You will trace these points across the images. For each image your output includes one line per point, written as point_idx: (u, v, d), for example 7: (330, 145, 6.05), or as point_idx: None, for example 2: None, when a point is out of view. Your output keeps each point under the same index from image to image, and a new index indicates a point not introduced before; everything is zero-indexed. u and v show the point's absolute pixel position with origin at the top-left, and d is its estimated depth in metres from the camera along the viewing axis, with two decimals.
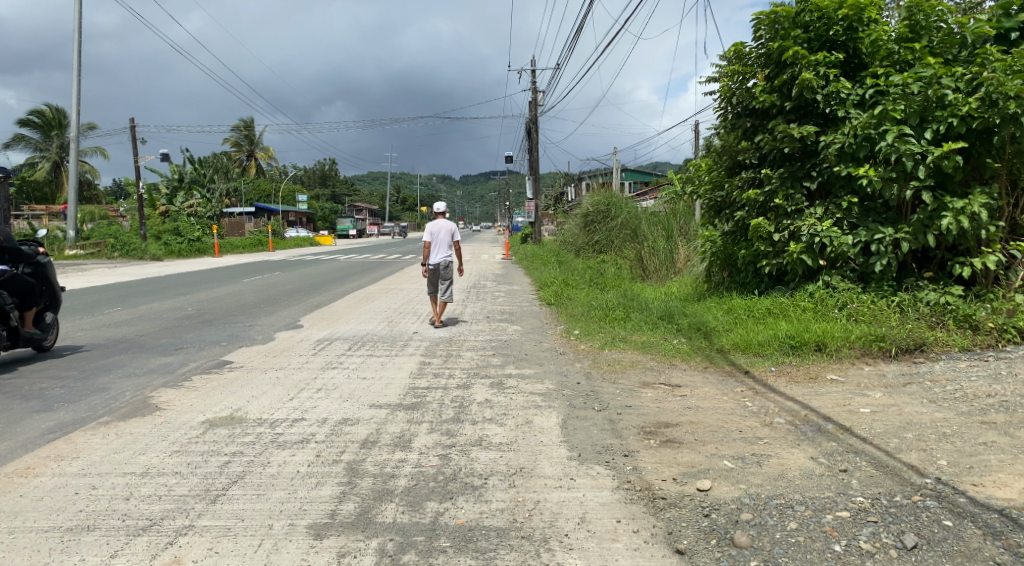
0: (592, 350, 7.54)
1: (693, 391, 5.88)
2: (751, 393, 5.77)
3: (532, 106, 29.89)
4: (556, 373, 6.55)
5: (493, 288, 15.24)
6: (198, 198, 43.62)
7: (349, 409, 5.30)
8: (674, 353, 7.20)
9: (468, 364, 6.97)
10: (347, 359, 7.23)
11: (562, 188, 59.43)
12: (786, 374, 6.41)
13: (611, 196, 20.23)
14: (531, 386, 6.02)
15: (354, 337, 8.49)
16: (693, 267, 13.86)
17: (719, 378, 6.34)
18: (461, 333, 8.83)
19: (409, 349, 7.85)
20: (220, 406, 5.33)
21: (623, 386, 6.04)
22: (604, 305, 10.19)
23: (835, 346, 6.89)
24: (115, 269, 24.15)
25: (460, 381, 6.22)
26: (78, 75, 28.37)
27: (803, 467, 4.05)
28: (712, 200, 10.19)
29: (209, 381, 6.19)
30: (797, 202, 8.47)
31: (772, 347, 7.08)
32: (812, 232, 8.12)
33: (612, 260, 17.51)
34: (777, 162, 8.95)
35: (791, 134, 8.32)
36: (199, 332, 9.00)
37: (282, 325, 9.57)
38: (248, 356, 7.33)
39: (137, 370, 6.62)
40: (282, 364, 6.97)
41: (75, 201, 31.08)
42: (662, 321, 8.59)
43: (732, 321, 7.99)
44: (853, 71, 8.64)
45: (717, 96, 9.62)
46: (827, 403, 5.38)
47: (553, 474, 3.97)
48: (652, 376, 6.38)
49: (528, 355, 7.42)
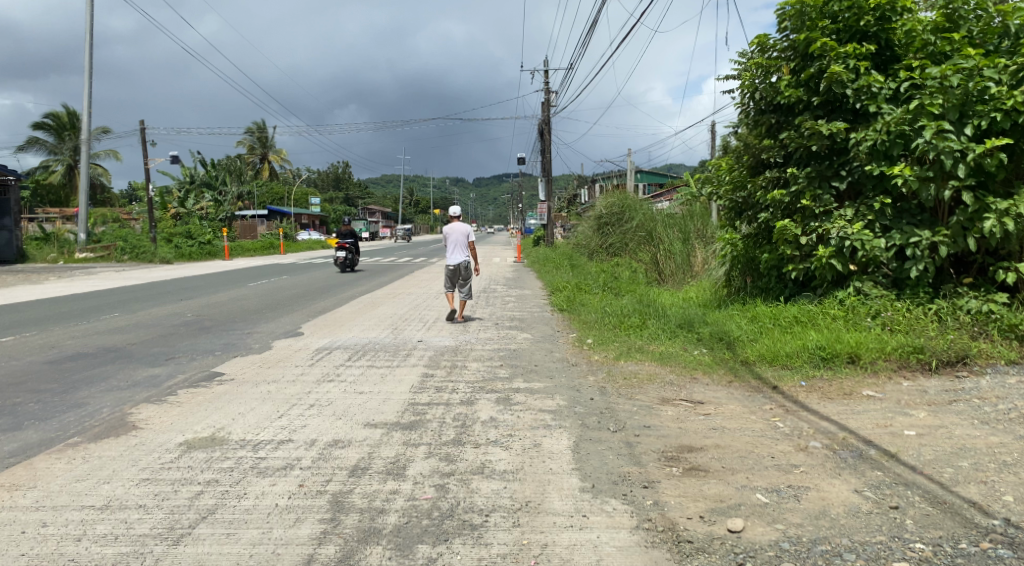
0: (606, 361, 7.07)
1: (717, 408, 5.40)
2: (782, 411, 5.28)
3: (545, 107, 29.50)
4: (568, 387, 6.09)
5: (503, 292, 14.80)
6: (210, 201, 43.58)
7: (341, 429, 4.86)
8: (694, 365, 6.73)
9: (473, 377, 6.51)
10: (345, 370, 6.81)
11: (575, 191, 58.91)
12: (818, 389, 5.91)
13: (626, 198, 19.81)
14: (541, 402, 5.57)
15: (355, 347, 8.06)
16: (711, 271, 13.37)
17: (744, 394, 5.85)
18: (468, 342, 8.40)
19: (412, 359, 7.41)
20: (202, 425, 4.93)
21: (641, 402, 5.57)
22: (618, 311, 9.69)
23: (869, 358, 6.39)
24: (124, 272, 24.06)
25: (465, 396, 5.77)
26: (89, 79, 28.27)
27: (849, 502, 3.54)
28: (732, 201, 9.70)
29: (195, 396, 5.79)
30: (826, 203, 7.93)
31: (801, 359, 6.58)
32: (842, 235, 7.61)
33: (627, 264, 17.02)
34: (803, 161, 8.43)
35: (820, 131, 7.81)
36: (195, 340, 8.62)
37: (281, 332, 9.16)
38: (241, 368, 6.92)
39: (121, 383, 6.24)
40: (276, 376, 6.56)
41: (86, 204, 31.03)
42: (681, 329, 8.10)
43: (757, 330, 7.49)
44: (884, 64, 8.12)
45: (739, 91, 9.12)
46: (866, 423, 4.87)
47: (563, 510, 3.52)
48: (671, 392, 5.89)
49: (539, 366, 6.96)
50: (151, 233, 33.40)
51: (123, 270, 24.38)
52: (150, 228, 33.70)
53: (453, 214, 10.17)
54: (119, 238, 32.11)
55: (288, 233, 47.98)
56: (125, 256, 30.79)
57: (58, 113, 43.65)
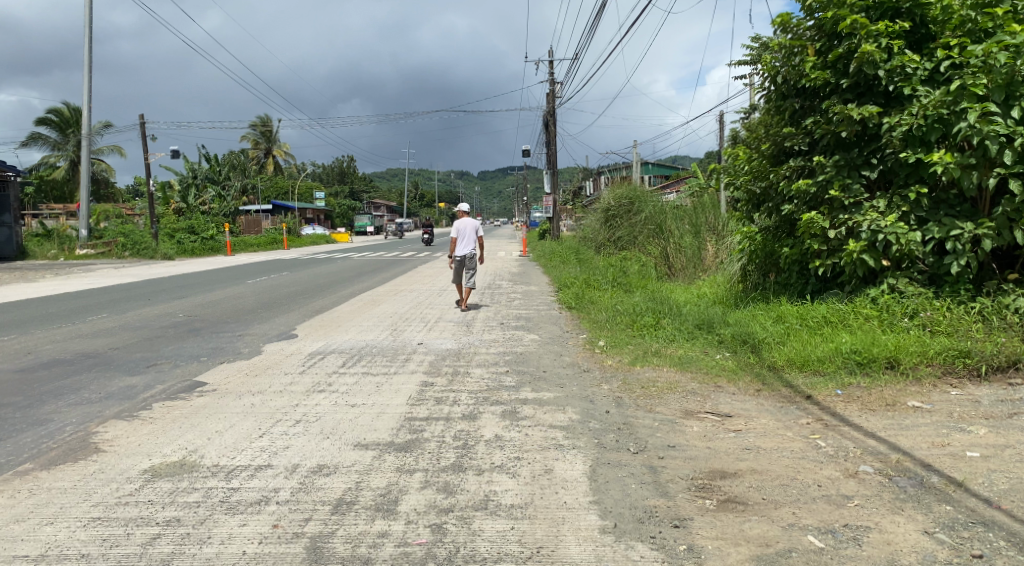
0: (621, 367, 6.51)
1: (748, 424, 4.85)
2: (821, 427, 4.72)
3: (550, 97, 28.90)
4: (580, 398, 5.54)
5: (508, 289, 14.24)
6: (212, 196, 43.11)
7: (327, 452, 4.32)
8: (716, 371, 6.17)
9: (476, 386, 5.96)
10: (338, 379, 6.26)
11: (581, 183, 58.30)
12: (858, 399, 5.34)
13: (634, 190, 19.21)
14: (552, 417, 5.02)
15: (350, 351, 7.51)
16: (726, 265, 12.76)
17: (776, 405, 5.29)
18: (471, 345, 7.84)
19: (411, 365, 6.86)
20: (172, 446, 4.40)
21: (662, 417, 5.02)
22: (630, 309, 9.12)
23: (910, 364, 5.82)
24: (123, 268, 23.58)
25: (468, 409, 5.23)
26: (89, 72, 27.75)
27: (920, 550, 3.02)
28: (751, 192, 9.09)
29: (170, 410, 5.26)
30: (856, 194, 7.31)
31: (835, 364, 6.00)
32: (874, 229, 7.00)
33: (636, 259, 16.42)
34: (830, 149, 7.79)
35: (850, 116, 7.19)
36: (181, 344, 8.08)
37: (273, 335, 8.62)
38: (225, 376, 6.39)
39: (91, 395, 5.70)
40: (262, 386, 6.02)
41: (86, 200, 30.53)
42: (700, 331, 7.52)
43: (784, 332, 6.90)
44: (919, 44, 7.49)
45: (759, 75, 8.48)
46: (920, 442, 4.31)
47: (582, 560, 3.01)
48: (695, 403, 5.34)
49: (548, 373, 6.40)
50: (152, 228, 32.90)
51: (122, 269, 23.76)
52: (151, 223, 33.19)
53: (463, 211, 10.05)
54: (119, 234, 31.58)
55: (291, 228, 47.46)
56: (126, 252, 30.27)
57: (59, 109, 43.19)
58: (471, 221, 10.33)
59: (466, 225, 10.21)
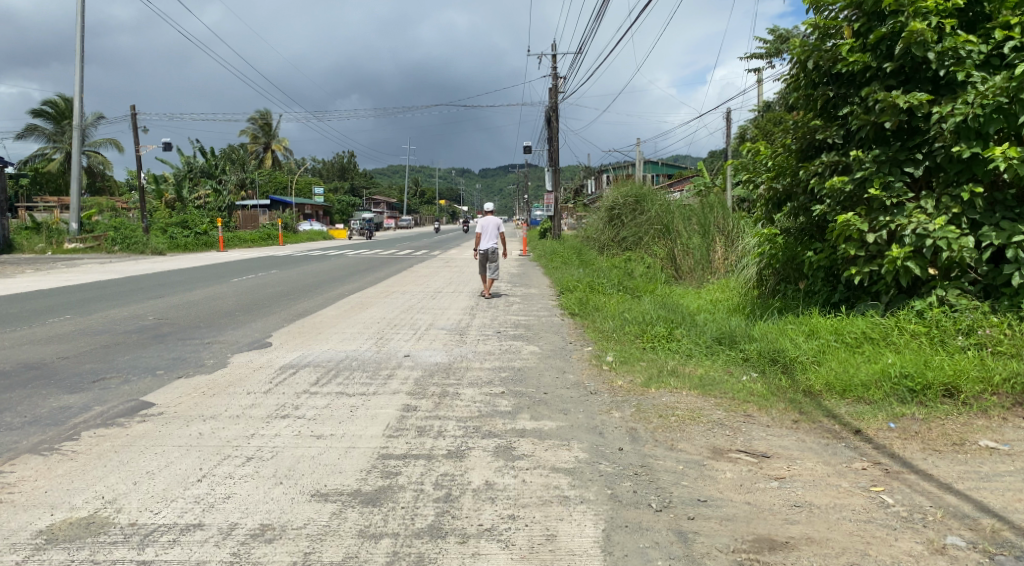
0: (634, 390, 5.65)
1: (791, 469, 4.02)
2: (881, 474, 3.88)
3: (552, 92, 28.08)
4: (588, 430, 4.70)
5: (507, 291, 13.36)
6: (207, 190, 42.24)
7: (276, 506, 3.52)
8: (744, 397, 5.33)
9: (466, 412, 5.14)
10: (307, 400, 5.42)
11: (582, 181, 57.58)
12: (918, 435, 4.49)
13: (640, 187, 18.41)
14: (555, 457, 4.18)
15: (326, 365, 6.67)
16: (740, 266, 11.89)
17: (821, 442, 4.45)
18: (464, 358, 7.01)
19: (394, 382, 6.02)
20: (85, 495, 3.60)
21: (687, 458, 4.20)
22: (640, 317, 8.27)
23: (972, 393, 4.98)
24: (108, 264, 22.71)
25: (454, 444, 4.40)
26: (81, 61, 26.83)
27: None
28: (774, 190, 8.23)
29: (102, 441, 4.44)
30: (899, 193, 6.45)
31: (882, 391, 5.16)
32: (920, 232, 6.16)
33: (641, 260, 15.59)
34: (867, 143, 6.93)
35: (895, 105, 6.31)
36: (140, 353, 7.24)
37: (245, 343, 7.78)
38: (178, 395, 5.56)
39: (14, 419, 4.87)
40: (217, 409, 5.18)
41: (76, 192, 29.68)
42: (721, 347, 6.69)
43: (818, 350, 6.06)
44: (971, 26, 6.61)
45: (787, 60, 7.60)
46: (1012, 501, 3.48)
47: None
48: (724, 439, 4.53)
49: (549, 396, 5.55)
50: (143, 221, 31.94)
51: (107, 264, 22.83)
52: (142, 217, 32.27)
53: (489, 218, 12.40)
54: (109, 228, 30.67)
55: (287, 223, 46.50)
56: (115, 246, 29.38)
57: (52, 99, 42.27)
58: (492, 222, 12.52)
59: (489, 219, 12.42)
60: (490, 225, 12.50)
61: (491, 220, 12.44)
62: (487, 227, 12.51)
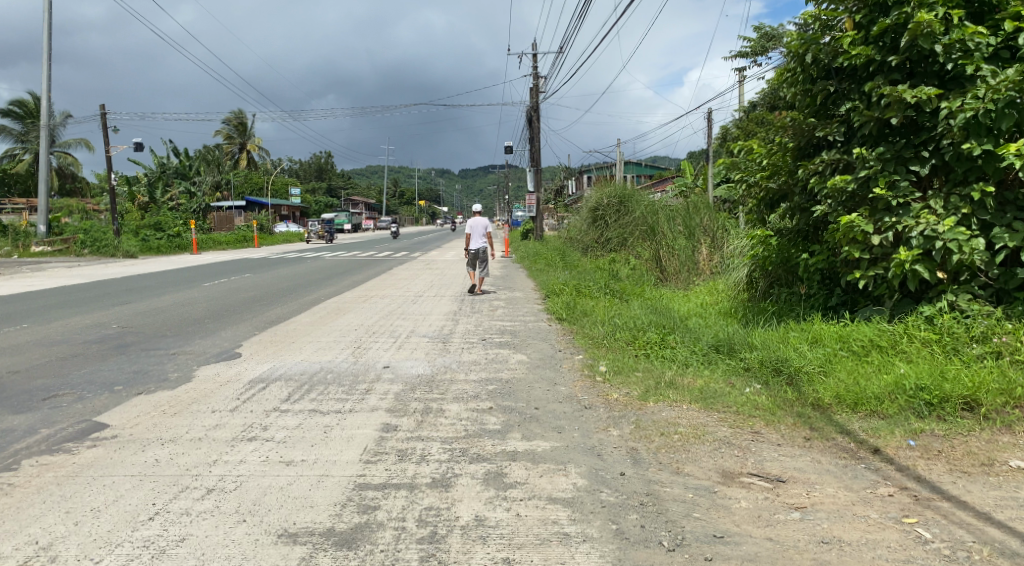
0: (631, 404, 5.27)
1: (811, 496, 3.66)
2: (910, 502, 3.54)
3: (534, 91, 27.74)
4: (585, 451, 4.31)
5: (489, 295, 12.91)
6: (181, 191, 41.34)
7: (237, 551, 3.09)
8: (749, 411, 4.97)
9: (450, 432, 4.72)
10: (277, 420, 4.97)
11: (563, 182, 57.42)
12: (941, 454, 4.15)
13: (624, 188, 18.10)
14: (551, 485, 3.78)
15: (299, 378, 6.20)
16: (730, 268, 11.57)
17: (838, 464, 4.10)
18: (447, 369, 6.59)
19: (372, 397, 5.59)
20: (16, 540, 3.14)
21: (695, 483, 3.83)
22: (632, 323, 7.90)
23: (994, 406, 4.66)
24: (75, 269, 21.90)
25: (439, 470, 4.00)
26: (49, 59, 25.96)
27: None
28: (768, 191, 7.92)
29: (43, 471, 3.97)
30: (905, 193, 6.15)
31: (896, 405, 4.83)
32: (929, 234, 5.85)
33: (626, 262, 15.26)
34: (870, 141, 6.62)
35: (901, 99, 5.99)
36: (98, 366, 6.73)
37: (213, 354, 7.29)
38: (135, 415, 5.08)
39: None
40: (178, 431, 4.71)
41: (44, 194, 28.78)
42: (719, 355, 6.33)
43: (825, 360, 5.73)
44: (978, 17, 6.32)
45: (785, 54, 7.27)
46: None
47: None
48: (733, 460, 4.17)
49: (540, 412, 5.15)
50: (113, 224, 30.98)
51: (75, 268, 22.01)
52: (113, 219, 31.32)
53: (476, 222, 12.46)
54: (79, 230, 29.78)
55: (263, 225, 45.66)
56: (85, 250, 28.53)
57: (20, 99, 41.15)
58: (481, 223, 12.54)
59: (477, 223, 12.49)
60: (479, 226, 12.54)
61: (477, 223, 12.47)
62: (476, 229, 12.55)
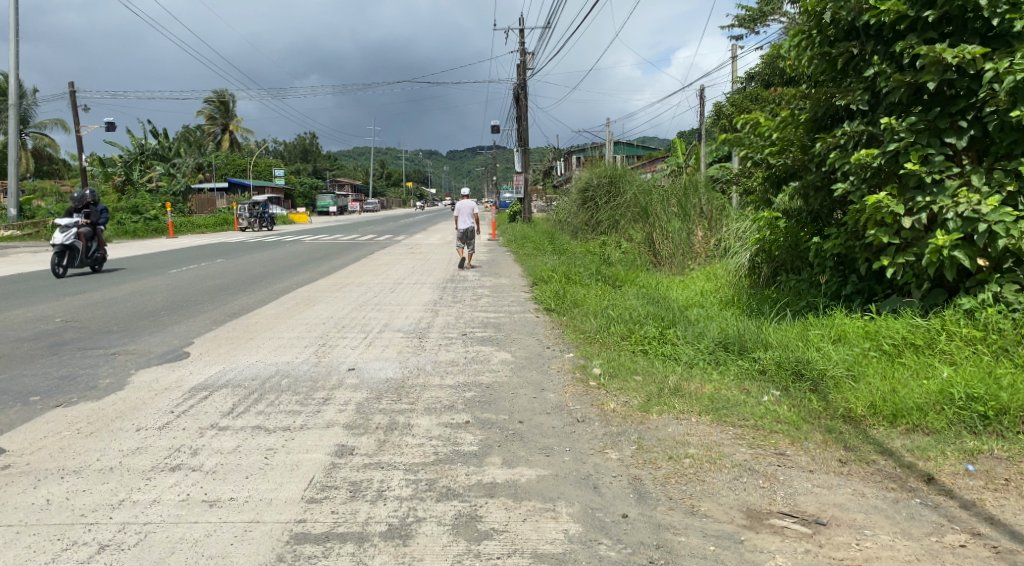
0: (631, 416, 4.50)
1: (862, 548, 2.91)
2: (989, 557, 2.81)
3: (521, 68, 26.72)
4: (578, 483, 3.54)
5: (474, 282, 12.07)
6: (160, 174, 40.06)
7: None
8: (770, 426, 4.21)
9: (415, 456, 3.94)
10: (211, 441, 4.16)
11: (551, 164, 56.53)
12: (1010, 486, 3.41)
13: (614, 168, 17.28)
14: (537, 535, 3.01)
15: (249, 385, 5.38)
16: (728, 254, 10.79)
17: (886, 498, 3.36)
18: (421, 371, 5.79)
19: (330, 409, 4.80)
20: None
21: (717, 529, 3.07)
22: (629, 314, 7.10)
23: None
24: (41, 254, 20.78)
25: (398, 513, 3.21)
26: (17, 37, 24.65)
27: None
28: (778, 169, 7.13)
29: None
30: (940, 167, 5.38)
31: (944, 419, 4.09)
32: (970, 214, 5.09)
33: (617, 246, 14.50)
34: (898, 110, 5.83)
35: (940, 60, 5.20)
36: (19, 371, 5.86)
37: (157, 355, 6.44)
38: (42, 435, 4.25)
39: None
40: (88, 457, 3.90)
41: (14, 176, 27.48)
42: (729, 355, 5.58)
43: (853, 362, 4.96)
44: None
45: (802, 13, 6.44)
46: None
47: None
48: (758, 494, 3.41)
49: (525, 429, 4.37)
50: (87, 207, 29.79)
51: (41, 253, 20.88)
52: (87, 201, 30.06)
53: (461, 203, 11.65)
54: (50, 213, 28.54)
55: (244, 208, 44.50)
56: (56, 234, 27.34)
57: None
58: (468, 203, 11.75)
59: (464, 204, 11.71)
60: (466, 207, 11.76)
61: (463, 203, 11.67)
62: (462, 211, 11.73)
